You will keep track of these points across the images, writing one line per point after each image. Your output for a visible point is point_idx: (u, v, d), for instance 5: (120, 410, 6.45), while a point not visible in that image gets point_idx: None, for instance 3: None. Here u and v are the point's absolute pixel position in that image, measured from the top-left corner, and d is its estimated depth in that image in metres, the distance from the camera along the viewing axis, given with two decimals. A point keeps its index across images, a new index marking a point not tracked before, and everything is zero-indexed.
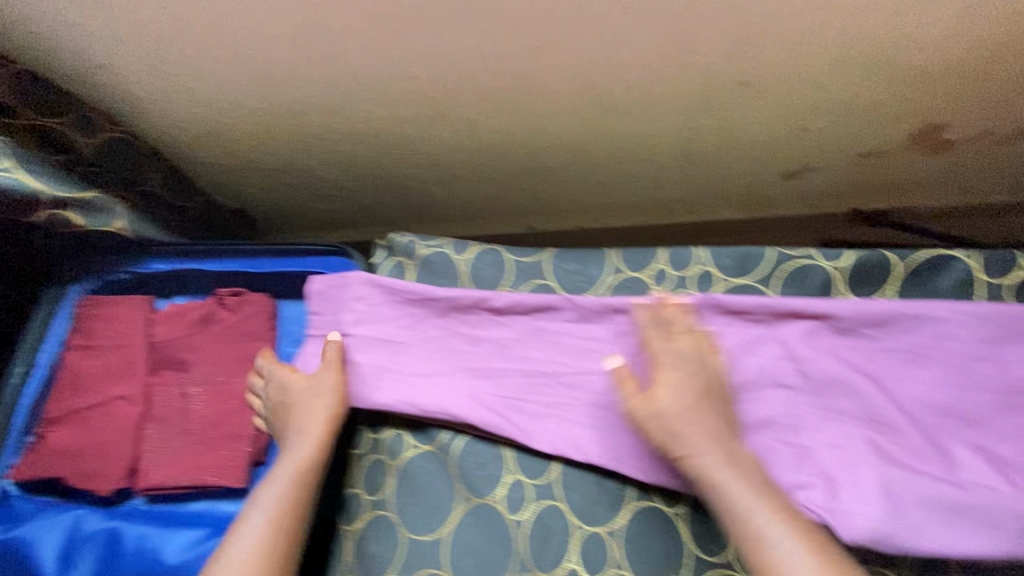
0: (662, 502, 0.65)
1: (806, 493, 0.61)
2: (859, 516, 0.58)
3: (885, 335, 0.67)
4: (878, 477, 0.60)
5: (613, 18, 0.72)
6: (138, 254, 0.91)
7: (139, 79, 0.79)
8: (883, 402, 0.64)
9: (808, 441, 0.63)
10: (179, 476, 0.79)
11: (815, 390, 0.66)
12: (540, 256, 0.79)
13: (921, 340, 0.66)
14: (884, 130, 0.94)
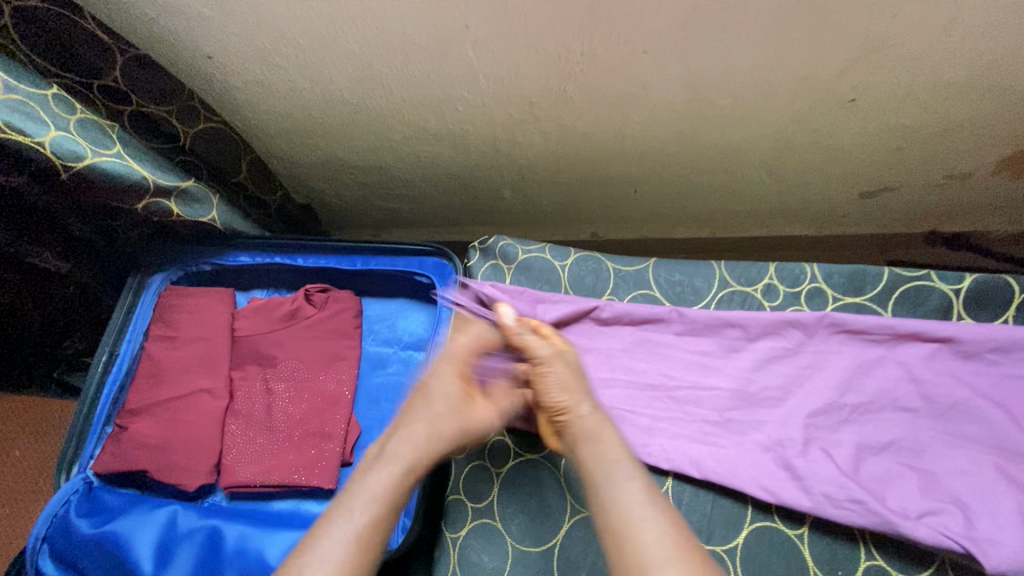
0: (779, 522, 0.64)
1: (936, 519, 0.59)
2: (1000, 545, 0.56)
3: (1010, 360, 0.64)
4: (1015, 506, 0.58)
5: (733, 30, 0.70)
6: (221, 245, 0.89)
7: (239, 70, 0.78)
8: (1014, 428, 0.62)
9: (934, 466, 0.62)
10: (265, 473, 0.78)
11: (938, 415, 0.64)
12: (642, 266, 0.78)
13: None
14: (979, 153, 0.93)
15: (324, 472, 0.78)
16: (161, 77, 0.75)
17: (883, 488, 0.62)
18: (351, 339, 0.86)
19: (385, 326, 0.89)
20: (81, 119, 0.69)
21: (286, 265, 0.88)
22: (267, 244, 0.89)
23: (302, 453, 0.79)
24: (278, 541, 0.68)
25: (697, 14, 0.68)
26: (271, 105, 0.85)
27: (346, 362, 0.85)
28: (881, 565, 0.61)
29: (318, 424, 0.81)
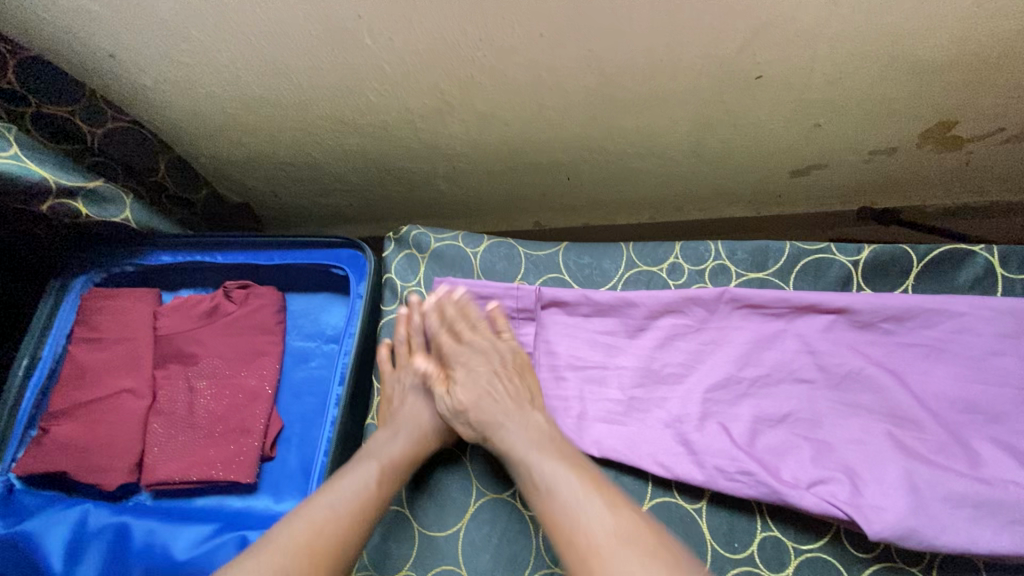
0: (678, 497, 0.64)
1: (825, 488, 0.59)
2: (884, 511, 0.57)
3: (904, 329, 0.66)
4: (901, 472, 0.59)
5: (629, 11, 0.71)
6: (141, 245, 0.89)
7: (145, 69, 0.78)
8: (905, 396, 0.63)
9: (827, 436, 0.63)
10: (185, 471, 0.78)
11: (834, 385, 0.65)
12: (552, 250, 0.79)
13: (940, 334, 0.64)
14: (898, 127, 0.93)
15: (244, 467, 0.78)
16: (59, 79, 0.75)
17: (778, 460, 0.62)
18: (275, 334, 0.87)
19: (308, 320, 0.90)
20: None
21: (206, 262, 0.89)
22: (187, 243, 0.89)
23: (222, 449, 0.79)
24: (188, 534, 0.69)
25: None
26: (185, 103, 0.84)
27: (269, 357, 0.85)
28: (774, 535, 0.62)
29: (239, 420, 0.81)
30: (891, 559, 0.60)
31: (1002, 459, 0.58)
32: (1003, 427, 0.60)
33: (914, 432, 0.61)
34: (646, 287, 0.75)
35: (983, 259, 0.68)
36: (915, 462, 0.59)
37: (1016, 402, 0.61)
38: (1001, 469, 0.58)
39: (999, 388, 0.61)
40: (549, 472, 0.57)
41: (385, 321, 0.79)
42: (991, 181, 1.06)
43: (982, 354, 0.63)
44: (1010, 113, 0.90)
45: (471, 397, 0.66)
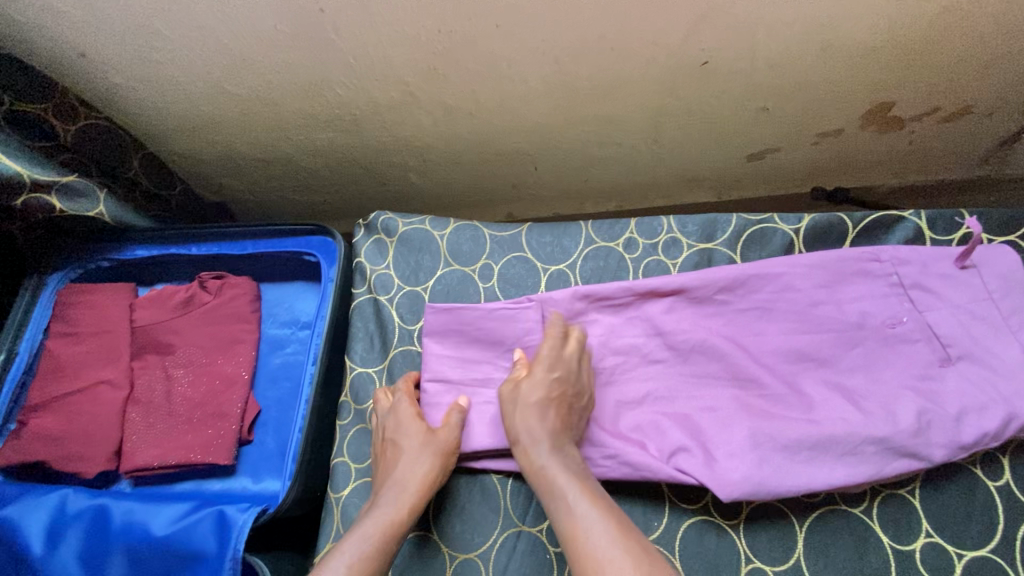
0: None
1: (680, 459, 0.64)
2: (730, 470, 0.61)
3: (735, 297, 0.71)
4: (747, 432, 0.63)
5: (577, 3, 0.75)
6: (118, 241, 0.92)
7: (116, 68, 0.80)
8: (743, 359, 0.68)
9: (683, 408, 0.68)
10: (164, 456, 0.80)
11: (682, 359, 0.70)
12: (515, 231, 0.83)
13: (767, 295, 0.70)
14: (841, 111, 0.99)
15: (222, 449, 0.81)
16: (31, 76, 0.77)
17: (643, 438, 0.66)
18: (250, 322, 0.89)
19: (282, 308, 0.92)
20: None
21: (180, 254, 0.91)
22: (163, 237, 0.91)
23: (200, 433, 0.81)
24: (165, 512, 0.70)
25: None
26: (158, 100, 0.87)
27: (244, 345, 0.88)
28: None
29: (216, 405, 0.83)
30: (835, 501, 0.64)
31: (830, 399, 0.65)
32: (831, 369, 0.67)
33: (757, 390, 0.67)
34: (604, 262, 0.79)
35: (913, 223, 0.73)
36: (757, 419, 0.64)
37: (842, 344, 0.68)
38: (828, 409, 0.64)
39: (825, 334, 0.68)
40: (566, 473, 0.58)
41: (357, 304, 0.81)
42: (934, 161, 1.14)
43: (806, 306, 0.70)
44: (943, 93, 0.96)
45: (536, 397, 0.64)
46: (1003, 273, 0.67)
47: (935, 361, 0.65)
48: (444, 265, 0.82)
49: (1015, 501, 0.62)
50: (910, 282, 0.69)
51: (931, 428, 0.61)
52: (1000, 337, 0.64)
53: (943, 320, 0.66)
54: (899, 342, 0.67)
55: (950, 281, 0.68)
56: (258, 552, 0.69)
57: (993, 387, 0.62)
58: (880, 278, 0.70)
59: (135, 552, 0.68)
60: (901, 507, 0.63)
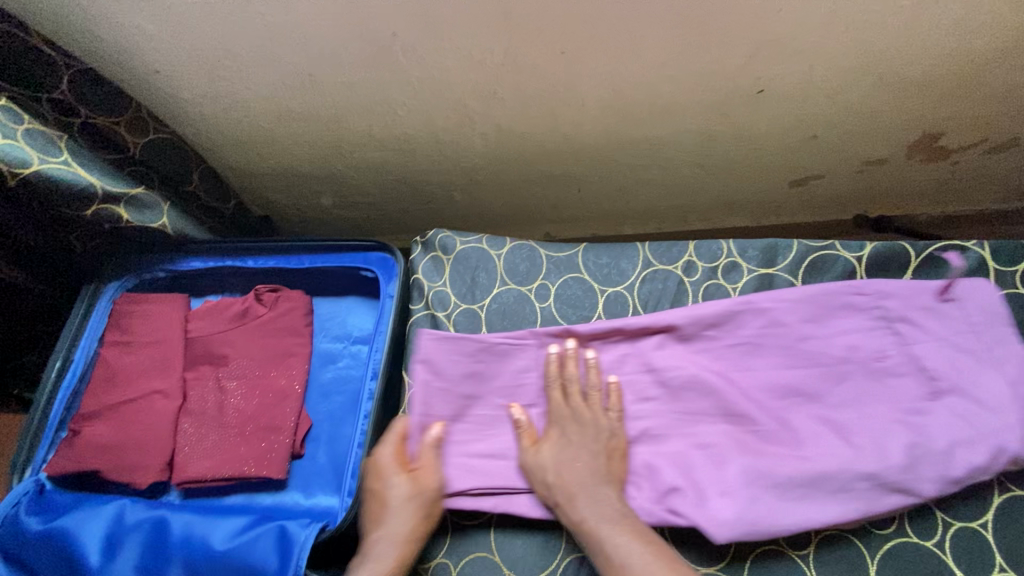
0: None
1: (723, 493, 0.62)
2: (766, 503, 0.61)
3: (778, 324, 0.71)
4: (790, 461, 0.63)
5: (643, 29, 0.76)
6: (175, 252, 0.93)
7: (188, 84, 0.82)
8: (780, 386, 0.68)
9: (728, 437, 0.66)
10: (217, 468, 0.80)
11: (731, 386, 0.69)
12: (572, 252, 0.83)
13: (808, 321, 0.71)
14: (888, 140, 1.00)
15: (274, 463, 0.80)
16: (109, 90, 0.80)
17: (686, 468, 0.65)
18: (302, 336, 0.90)
19: (335, 323, 0.93)
20: (25, 128, 0.75)
21: (237, 266, 0.92)
22: (220, 248, 0.93)
23: (253, 446, 0.81)
24: (223, 526, 0.70)
25: (608, 14, 0.74)
26: (223, 116, 0.89)
27: (297, 358, 0.88)
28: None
29: (269, 418, 0.83)
30: (905, 533, 0.63)
31: (871, 430, 0.64)
32: (821, 404, 0.67)
33: (750, 426, 0.67)
34: (663, 285, 0.79)
35: (976, 253, 0.73)
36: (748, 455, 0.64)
37: (882, 372, 0.68)
38: (869, 438, 0.64)
39: (865, 361, 0.68)
40: (603, 521, 0.60)
41: (414, 320, 0.82)
42: (976, 192, 1.14)
43: (846, 331, 0.70)
44: (992, 125, 0.97)
45: (558, 462, 0.65)
46: (984, 306, 0.68)
47: (978, 399, 0.64)
48: (500, 284, 0.82)
49: None
50: (876, 314, 0.70)
51: (922, 462, 0.62)
52: (982, 371, 0.65)
53: (933, 356, 0.67)
54: (888, 375, 0.67)
55: (932, 312, 0.69)
56: (314, 569, 0.68)
57: (979, 421, 0.63)
58: (863, 312, 0.70)
59: (194, 566, 0.67)
60: (975, 541, 0.62)
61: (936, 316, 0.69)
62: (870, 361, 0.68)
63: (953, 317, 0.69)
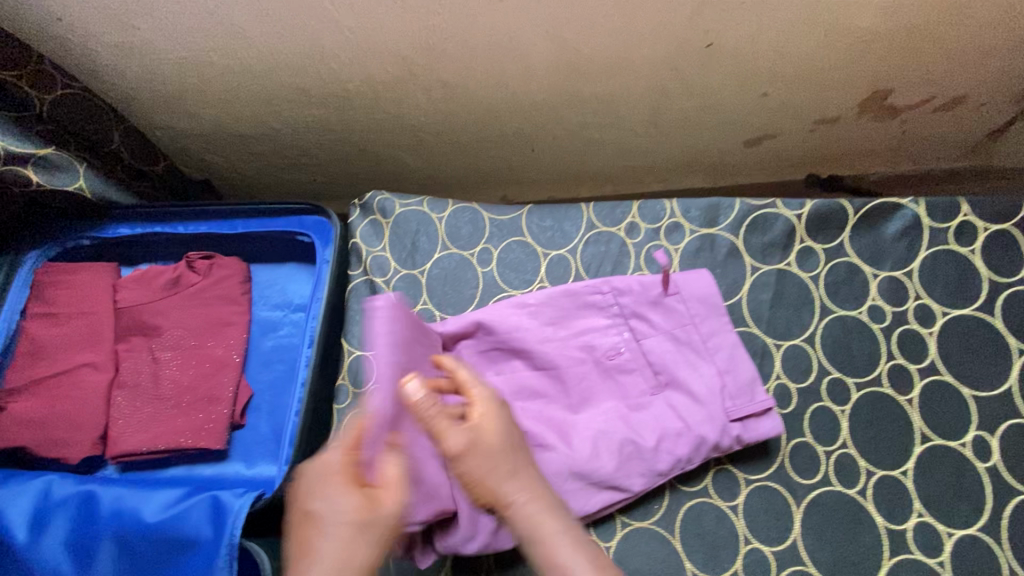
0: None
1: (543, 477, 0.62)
2: (579, 492, 0.62)
3: (626, 311, 0.70)
4: (610, 447, 0.63)
5: None
6: (100, 218, 0.89)
7: (97, 33, 0.77)
8: (623, 375, 0.68)
9: (561, 420, 0.66)
10: (153, 441, 0.77)
11: (576, 370, 0.68)
12: (516, 215, 0.81)
13: (648, 312, 0.70)
14: (837, 99, 1.00)
15: (213, 433, 0.79)
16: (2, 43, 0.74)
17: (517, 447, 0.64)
18: (240, 304, 0.86)
19: (274, 291, 0.90)
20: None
21: (167, 234, 0.87)
22: (149, 214, 0.88)
23: (191, 417, 0.79)
24: (157, 498, 0.68)
25: None
26: (142, 68, 0.83)
27: (234, 327, 0.85)
28: (802, 346, 0.71)
29: (208, 388, 0.80)
30: (830, 482, 0.65)
31: (688, 415, 0.65)
32: (595, 399, 0.67)
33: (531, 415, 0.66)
34: (606, 246, 0.78)
35: (910, 211, 0.74)
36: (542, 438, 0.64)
37: (709, 360, 0.67)
38: (687, 419, 0.64)
39: (688, 351, 0.68)
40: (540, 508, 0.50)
41: (353, 287, 0.79)
42: (926, 150, 1.15)
43: (674, 322, 0.69)
44: (939, 82, 0.97)
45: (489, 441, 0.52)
46: (698, 296, 0.70)
47: (754, 387, 0.66)
48: (442, 248, 0.80)
49: (1003, 483, 0.64)
50: (614, 309, 0.70)
51: (632, 459, 0.63)
52: (696, 365, 0.67)
53: (633, 352, 0.68)
54: (618, 373, 0.68)
55: (658, 307, 0.70)
56: (252, 537, 0.68)
57: (729, 402, 0.65)
58: (601, 310, 0.71)
59: (126, 539, 0.66)
60: (898, 489, 0.65)
61: (664, 312, 0.70)
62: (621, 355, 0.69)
63: (684, 309, 0.70)
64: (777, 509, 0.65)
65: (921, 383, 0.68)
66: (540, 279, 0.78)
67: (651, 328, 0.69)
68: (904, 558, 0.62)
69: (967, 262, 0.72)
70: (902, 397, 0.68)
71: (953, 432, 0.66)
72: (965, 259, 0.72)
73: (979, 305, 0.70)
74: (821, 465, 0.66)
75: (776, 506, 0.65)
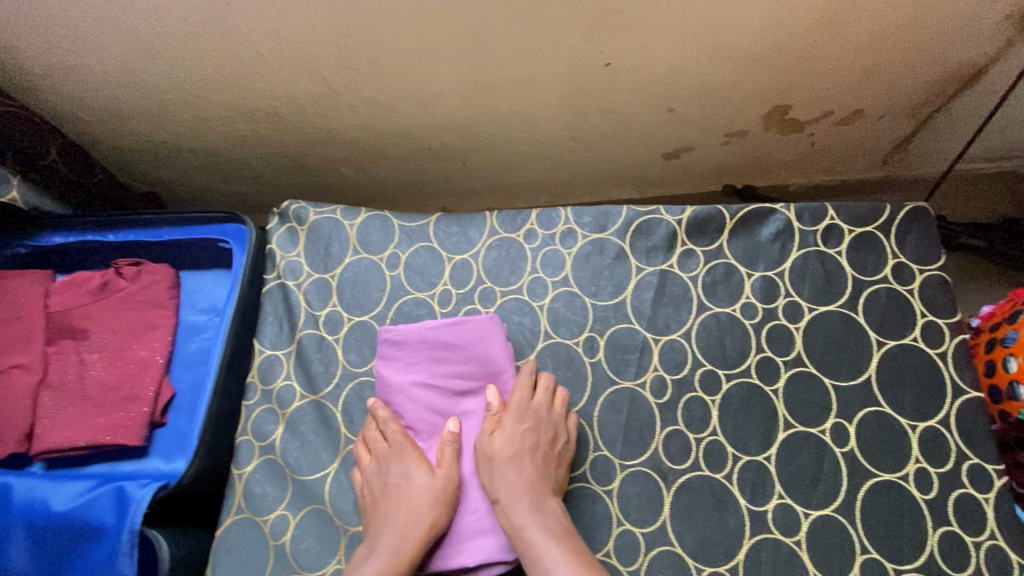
0: (568, 341, 0.77)
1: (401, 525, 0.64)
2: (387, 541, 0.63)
3: (450, 368, 0.72)
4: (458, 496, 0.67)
5: (476, 5, 0.80)
6: (35, 227, 0.94)
7: (31, 57, 0.84)
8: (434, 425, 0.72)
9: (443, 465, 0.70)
10: (74, 438, 0.81)
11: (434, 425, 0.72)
12: (424, 222, 0.86)
13: (456, 370, 0.72)
14: (741, 115, 1.06)
15: (132, 430, 0.82)
16: None
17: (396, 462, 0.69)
18: (166, 308, 0.91)
19: (201, 295, 0.94)
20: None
21: (99, 242, 0.93)
22: (82, 223, 0.93)
23: (112, 416, 0.83)
24: (66, 489, 0.71)
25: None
26: (78, 90, 0.90)
27: (160, 331, 0.89)
28: (679, 341, 0.76)
29: (130, 388, 0.85)
30: (699, 467, 0.70)
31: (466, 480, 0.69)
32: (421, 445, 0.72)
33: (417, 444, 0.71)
34: (506, 251, 0.82)
35: (783, 215, 0.79)
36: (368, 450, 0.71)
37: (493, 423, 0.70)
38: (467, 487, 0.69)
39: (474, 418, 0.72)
40: (535, 527, 0.62)
41: (267, 290, 0.84)
42: (840, 161, 1.21)
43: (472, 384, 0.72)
44: (834, 98, 1.03)
45: (507, 452, 0.67)
46: (494, 360, 0.72)
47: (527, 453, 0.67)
48: (352, 253, 0.85)
49: (858, 466, 0.69)
50: (427, 367, 0.72)
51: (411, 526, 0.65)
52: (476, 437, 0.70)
53: (416, 414, 0.72)
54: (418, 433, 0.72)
55: (456, 366, 0.72)
56: (158, 526, 0.72)
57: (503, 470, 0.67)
58: (412, 370, 0.72)
59: (39, 527, 0.70)
60: (759, 472, 0.69)
61: (462, 376, 0.72)
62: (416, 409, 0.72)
63: (471, 369, 0.72)
64: (650, 493, 0.69)
65: (787, 374, 0.73)
66: (444, 282, 0.82)
67: (426, 390, 0.72)
68: (763, 537, 0.66)
69: (833, 262, 0.77)
70: (769, 387, 0.73)
71: (815, 420, 0.71)
72: (832, 259, 0.78)
73: (844, 302, 0.76)
74: (692, 452, 0.71)
75: (650, 490, 0.69)
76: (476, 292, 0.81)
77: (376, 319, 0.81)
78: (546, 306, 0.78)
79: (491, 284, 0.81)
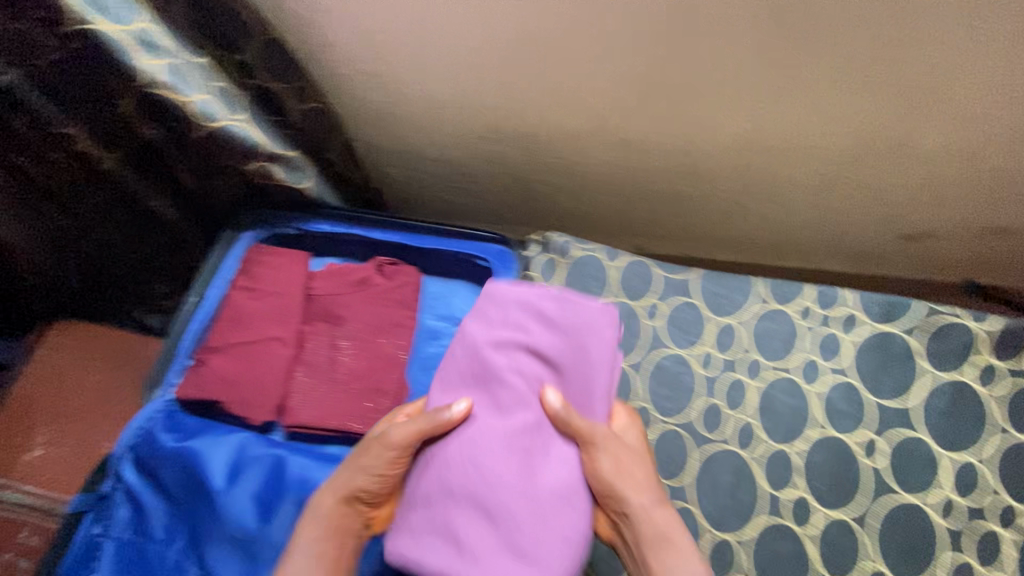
0: (843, 436, 0.73)
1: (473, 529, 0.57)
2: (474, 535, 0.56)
3: (530, 330, 0.65)
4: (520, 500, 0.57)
5: (794, 65, 0.80)
6: (308, 213, 1.01)
7: (351, 59, 0.92)
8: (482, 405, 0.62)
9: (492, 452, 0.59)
10: (324, 419, 0.85)
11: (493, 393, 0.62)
12: (687, 275, 0.84)
13: (568, 334, 0.66)
14: (1016, 212, 0.98)
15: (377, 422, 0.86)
16: (279, 56, 0.86)
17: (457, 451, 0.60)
18: (411, 309, 0.94)
19: (443, 303, 0.96)
20: (194, 62, 0.76)
21: (363, 236, 1.00)
22: (351, 217, 1.01)
23: (359, 405, 0.86)
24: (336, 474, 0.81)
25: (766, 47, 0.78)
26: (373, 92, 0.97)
27: (405, 330, 0.93)
28: (974, 465, 0.69)
29: (376, 380, 0.88)
30: None
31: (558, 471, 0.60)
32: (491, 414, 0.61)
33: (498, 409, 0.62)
34: (776, 323, 0.80)
35: None
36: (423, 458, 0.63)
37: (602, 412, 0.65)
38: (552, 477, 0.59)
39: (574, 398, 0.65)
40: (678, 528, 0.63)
41: None
42: None
43: (578, 354, 0.66)
44: None
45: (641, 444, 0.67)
46: (588, 324, 0.67)
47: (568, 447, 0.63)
48: (611, 294, 0.85)
49: None
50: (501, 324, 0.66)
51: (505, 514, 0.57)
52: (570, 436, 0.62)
53: (519, 385, 0.62)
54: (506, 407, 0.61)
55: (568, 335, 0.66)
56: None
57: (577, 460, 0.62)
58: (506, 328, 0.66)
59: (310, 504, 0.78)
60: None
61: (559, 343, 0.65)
62: (474, 363, 0.64)
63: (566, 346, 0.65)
64: None
65: None
66: (706, 342, 0.80)
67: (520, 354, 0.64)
68: None
69: None
70: None
71: None
72: None
73: None
74: None
75: None
76: (742, 361, 0.78)
77: (633, 367, 0.80)
78: (819, 393, 0.75)
79: (757, 355, 0.78)
